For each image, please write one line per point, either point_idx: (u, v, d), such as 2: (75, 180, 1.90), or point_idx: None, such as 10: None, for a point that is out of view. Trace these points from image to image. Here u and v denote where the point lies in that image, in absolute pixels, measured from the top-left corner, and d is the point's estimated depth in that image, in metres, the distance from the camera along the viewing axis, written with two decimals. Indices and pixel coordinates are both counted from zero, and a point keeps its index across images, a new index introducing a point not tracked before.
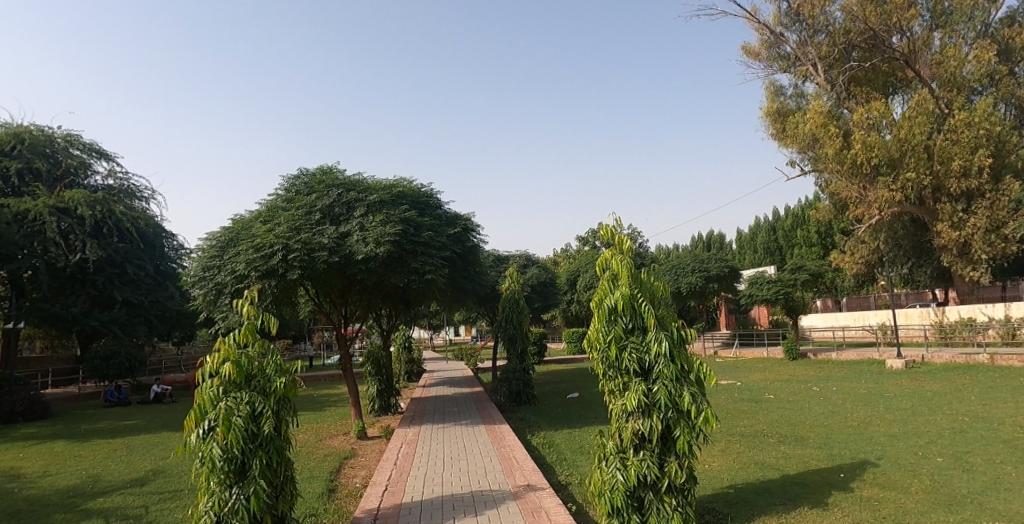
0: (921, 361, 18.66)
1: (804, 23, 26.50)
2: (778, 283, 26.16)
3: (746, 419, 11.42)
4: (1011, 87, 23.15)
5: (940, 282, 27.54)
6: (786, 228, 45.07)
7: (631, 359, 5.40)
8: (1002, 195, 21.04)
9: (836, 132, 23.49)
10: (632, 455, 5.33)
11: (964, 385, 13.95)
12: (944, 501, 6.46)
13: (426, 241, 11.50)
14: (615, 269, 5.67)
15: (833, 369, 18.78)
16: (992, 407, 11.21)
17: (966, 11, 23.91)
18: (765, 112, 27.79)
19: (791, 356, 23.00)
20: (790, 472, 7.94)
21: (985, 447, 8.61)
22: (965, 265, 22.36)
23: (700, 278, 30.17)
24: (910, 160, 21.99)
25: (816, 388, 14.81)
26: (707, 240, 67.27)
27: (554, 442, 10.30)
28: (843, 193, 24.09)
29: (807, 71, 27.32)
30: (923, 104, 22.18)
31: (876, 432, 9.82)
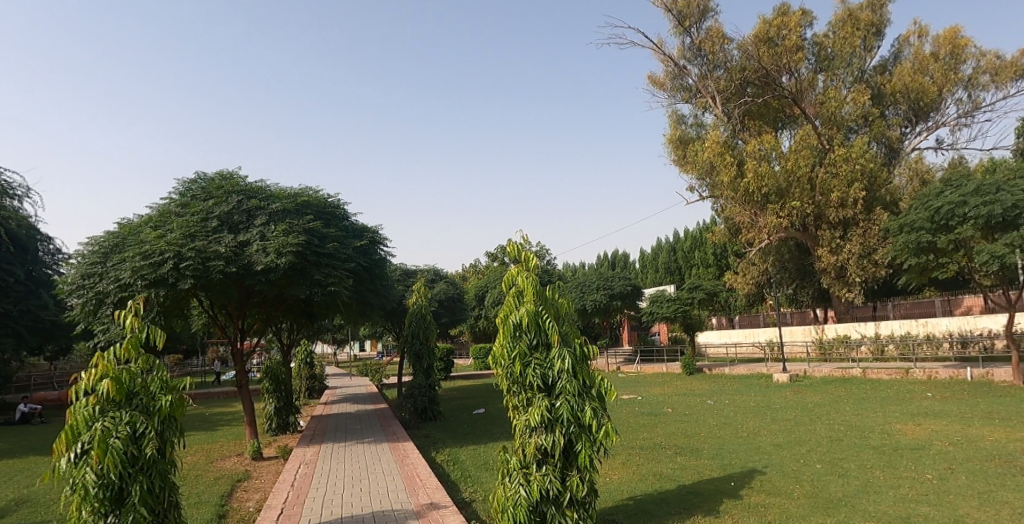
0: (803, 375, 20.11)
1: (704, 58, 28.26)
2: (677, 301, 27.43)
3: (646, 431, 11.84)
4: (881, 127, 25.52)
5: (820, 302, 29.87)
6: (685, 249, 47.50)
7: (534, 375, 5.44)
8: (873, 224, 23.10)
9: (731, 161, 25.10)
10: (535, 470, 5.38)
11: (839, 397, 15.16)
12: (822, 504, 6.96)
13: (331, 253, 11.16)
14: (520, 286, 5.72)
15: (725, 383, 19.86)
16: (863, 417, 12.25)
17: (846, 58, 26.34)
18: (668, 139, 29.25)
19: (688, 370, 24.12)
20: (685, 482, 8.28)
21: (857, 453, 9.38)
22: (841, 287, 24.38)
23: (605, 295, 31.13)
24: (796, 191, 23.86)
25: (710, 401, 15.60)
26: (613, 259, 69.64)
27: (459, 458, 10.22)
28: (737, 218, 25.73)
29: (707, 103, 28.99)
30: (807, 139, 24.24)
31: (763, 441, 10.46)
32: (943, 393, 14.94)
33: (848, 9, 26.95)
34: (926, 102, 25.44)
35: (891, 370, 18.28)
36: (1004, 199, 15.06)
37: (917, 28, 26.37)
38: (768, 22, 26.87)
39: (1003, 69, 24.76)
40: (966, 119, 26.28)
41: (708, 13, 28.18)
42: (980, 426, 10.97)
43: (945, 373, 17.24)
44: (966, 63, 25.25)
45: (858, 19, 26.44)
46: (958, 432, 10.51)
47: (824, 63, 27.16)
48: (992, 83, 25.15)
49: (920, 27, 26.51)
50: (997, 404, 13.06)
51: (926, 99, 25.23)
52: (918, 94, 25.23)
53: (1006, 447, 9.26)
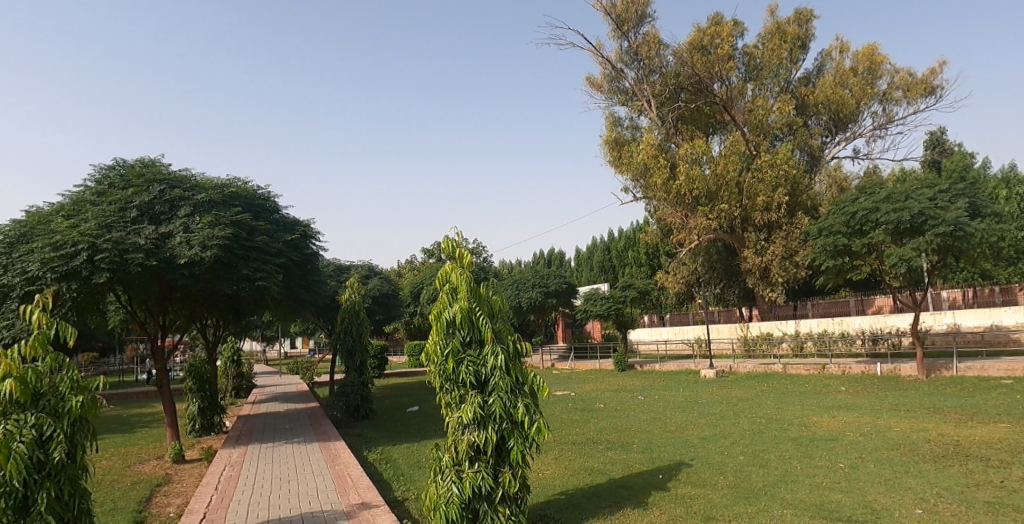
0: (729, 371, 20.95)
1: (641, 62, 28.98)
2: (610, 299, 28.00)
3: (578, 427, 12.03)
4: (804, 136, 26.83)
5: (745, 301, 31.18)
6: (619, 248, 48.59)
7: (467, 373, 5.44)
8: (796, 227, 24.29)
9: (664, 164, 25.88)
10: (467, 467, 5.35)
11: (761, 392, 15.88)
12: (744, 494, 7.27)
13: (260, 247, 10.79)
14: (454, 283, 5.69)
15: (655, 379, 20.43)
16: (782, 411, 12.88)
17: (773, 68, 27.58)
18: (604, 140, 29.84)
19: (620, 367, 24.68)
20: (615, 476, 8.47)
21: (777, 444, 9.86)
22: (765, 287, 25.54)
23: (540, 293, 31.44)
24: (725, 194, 24.90)
25: (640, 397, 16.01)
26: (549, 257, 70.38)
27: (391, 457, 10.10)
28: (668, 219, 26.47)
29: (641, 106, 29.74)
30: (736, 145, 25.23)
31: (690, 435, 10.84)
32: (855, 387, 15.87)
33: (776, 22, 28.24)
34: (845, 114, 26.93)
35: (809, 366, 19.30)
36: (911, 206, 16.18)
37: (839, 43, 27.87)
38: (702, 30, 27.82)
39: (915, 86, 26.53)
40: (880, 131, 27.99)
41: (645, 19, 28.90)
42: (888, 417, 11.73)
43: (858, 369, 18.35)
44: (881, 78, 26.91)
45: (785, 33, 27.75)
46: (868, 424, 11.19)
47: (753, 73, 28.36)
48: (904, 98, 26.91)
49: (841, 42, 28.06)
50: (902, 397, 14.00)
51: (845, 111, 26.72)
52: (838, 106, 26.68)
53: (910, 437, 9.95)
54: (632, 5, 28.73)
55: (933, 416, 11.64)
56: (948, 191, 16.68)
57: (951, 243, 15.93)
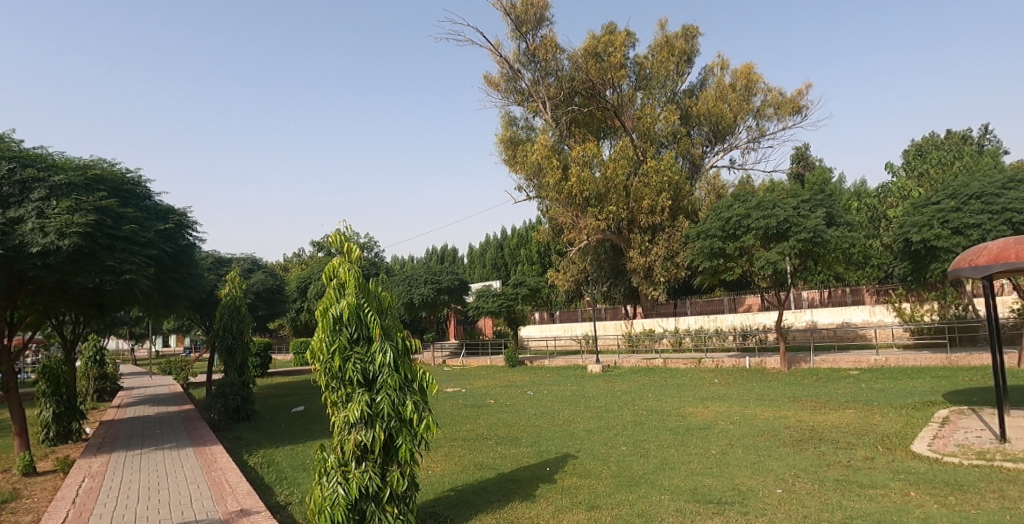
0: (614, 365, 21.95)
1: (538, 64, 29.74)
2: (502, 296, 28.42)
3: (469, 423, 12.12)
4: (687, 145, 28.55)
5: (630, 299, 32.78)
6: (512, 246, 49.44)
7: (354, 370, 5.32)
8: (677, 230, 25.87)
9: (557, 165, 26.72)
10: (354, 467, 5.25)
11: (641, 385, 16.79)
12: (625, 483, 7.68)
13: (128, 236, 9.99)
14: (342, 278, 5.53)
15: (544, 375, 20.99)
16: (661, 402, 13.71)
17: (661, 79, 29.19)
18: (500, 139, 30.44)
19: (511, 363, 25.13)
20: (504, 470, 8.65)
21: (656, 434, 10.51)
22: (648, 286, 26.99)
23: (432, 289, 31.29)
24: (613, 196, 25.95)
25: (530, 392, 16.41)
26: (442, 253, 70.19)
27: (274, 460, 9.69)
28: (560, 218, 27.29)
29: (537, 107, 30.42)
30: (625, 150, 26.46)
31: (576, 428, 11.28)
32: (726, 379, 17.17)
33: (665, 36, 29.84)
34: (724, 127, 28.97)
35: (686, 360, 20.65)
36: (779, 213, 17.74)
37: (720, 61, 29.94)
38: (596, 38, 28.85)
39: (784, 105, 29.07)
40: (754, 144, 30.39)
41: (544, 22, 29.58)
42: (753, 407, 12.81)
43: (729, 362, 19.89)
44: (756, 96, 29.25)
45: (673, 46, 29.38)
46: (736, 413, 12.16)
47: (643, 82, 29.81)
48: (775, 115, 29.39)
49: (722, 60, 30.16)
50: (766, 388, 15.35)
51: (723, 123, 28.76)
52: (717, 119, 28.69)
53: (772, 424, 10.94)
54: (531, 8, 29.29)
55: (791, 405, 12.85)
56: (809, 201, 18.43)
57: (811, 248, 17.68)
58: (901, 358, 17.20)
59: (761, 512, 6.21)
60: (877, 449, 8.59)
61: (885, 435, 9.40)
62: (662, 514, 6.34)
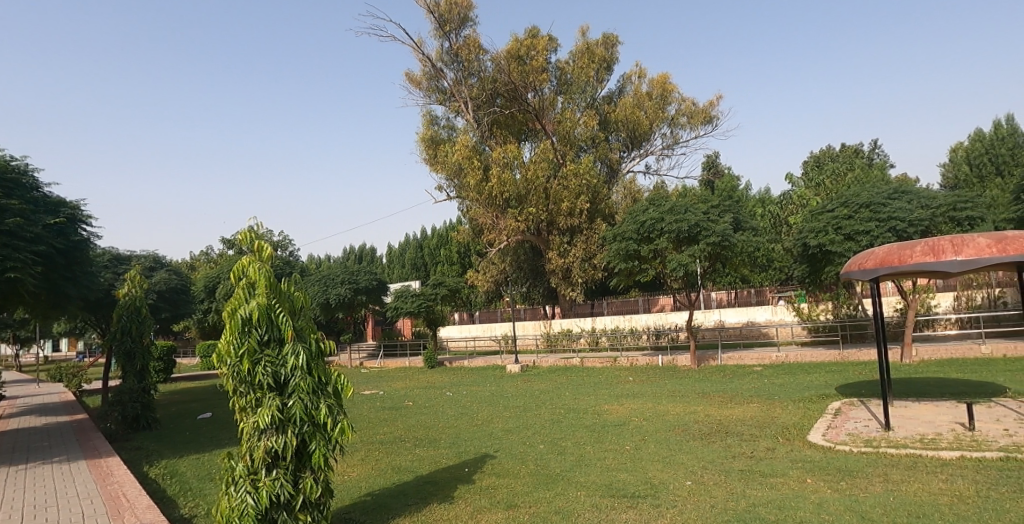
0: (532, 365, 22.28)
1: (460, 64, 29.77)
2: (421, 297, 28.19)
3: (387, 426, 11.96)
4: (605, 150, 29.37)
5: (549, 300, 33.37)
6: (432, 246, 49.14)
7: (264, 374, 5.13)
8: (594, 233, 26.60)
9: (478, 165, 26.87)
10: (264, 475, 5.07)
11: (559, 384, 17.14)
12: (543, 481, 7.83)
13: (11, 231, 9.16)
14: (251, 277, 5.32)
15: (463, 375, 21.01)
16: (577, 400, 14.06)
17: (581, 85, 29.91)
18: (420, 138, 30.39)
19: (430, 364, 24.99)
20: (423, 472, 8.60)
21: (573, 432, 10.78)
22: (566, 287, 27.56)
23: (349, 290, 30.57)
24: (533, 198, 26.34)
25: (449, 393, 16.38)
26: (360, 251, 68.72)
27: (179, 471, 9.18)
28: (480, 219, 27.39)
29: (458, 107, 30.39)
30: (545, 153, 26.93)
31: (495, 428, 11.38)
32: (639, 377, 17.83)
33: (586, 43, 30.58)
34: (640, 133, 30.03)
35: (602, 359, 21.27)
36: (689, 218, 18.60)
37: (638, 69, 31.01)
38: (519, 41, 29.17)
39: (696, 114, 30.49)
40: (668, 151, 31.67)
41: (467, 22, 29.61)
42: (663, 403, 13.38)
43: (643, 360, 20.64)
44: (671, 104, 30.51)
45: (593, 53, 30.15)
46: (649, 409, 12.65)
47: (563, 87, 30.41)
48: (688, 124, 30.76)
49: (640, 69, 31.25)
50: (676, 384, 16.05)
51: (639, 130, 29.82)
52: (634, 125, 29.71)
53: (682, 419, 11.48)
54: (455, 7, 29.25)
55: (699, 400, 13.51)
56: (718, 206, 19.43)
57: (719, 251, 18.69)
58: (799, 355, 18.48)
59: (672, 504, 6.51)
60: (778, 440, 9.20)
61: (785, 427, 10.07)
62: (578, 510, 6.51)
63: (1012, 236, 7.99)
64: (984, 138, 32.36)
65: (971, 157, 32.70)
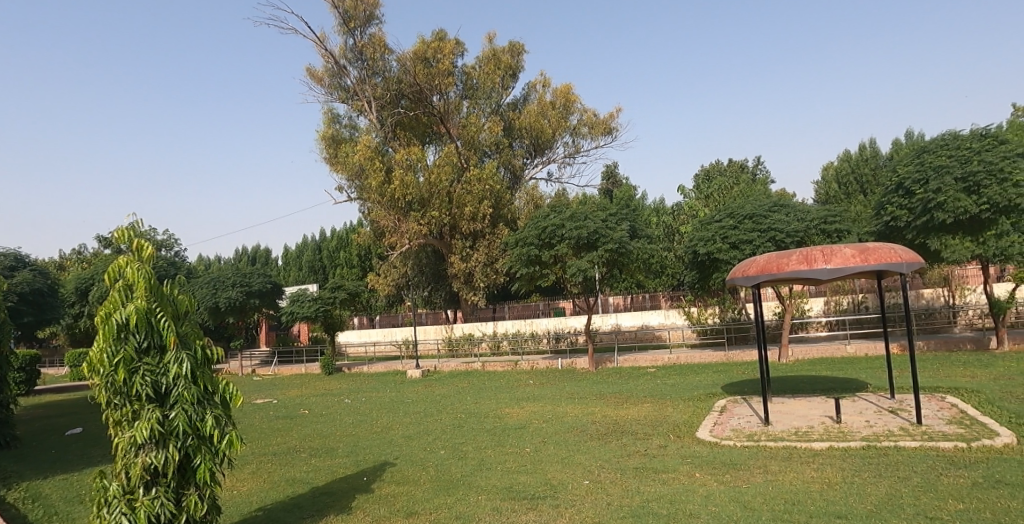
0: (433, 370, 22.10)
1: (364, 62, 29.10)
2: (319, 301, 27.15)
3: (281, 436, 11.38)
4: (508, 156, 29.75)
5: (451, 304, 33.28)
6: (331, 248, 47.53)
7: (143, 384, 4.69)
8: (496, 237, 26.82)
9: (380, 167, 26.40)
10: (142, 494, 4.64)
11: (460, 388, 17.09)
12: (443, 486, 7.74)
13: None
14: (130, 279, 4.84)
15: (362, 382, 20.45)
16: (479, 405, 14.09)
17: (487, 90, 30.13)
18: (321, 136, 29.41)
19: (327, 370, 24.13)
20: (318, 483, 8.25)
21: (474, 436, 10.78)
22: (468, 291, 27.54)
23: (240, 293, 28.88)
24: (436, 202, 26.14)
25: (347, 400, 15.88)
26: (253, 253, 65.21)
27: (40, 493, 8.24)
28: (381, 221, 26.86)
29: (362, 107, 29.66)
30: (449, 157, 26.85)
31: (395, 434, 11.14)
32: (539, 380, 18.14)
33: (493, 49, 30.78)
34: (543, 141, 30.63)
35: (503, 363, 21.46)
36: (589, 225, 19.23)
37: (542, 79, 31.64)
38: (426, 43, 28.94)
39: (597, 125, 31.54)
40: (569, 159, 32.54)
41: (373, 20, 28.99)
42: (563, 405, 13.69)
43: (543, 364, 21.03)
44: (573, 114, 31.34)
45: (499, 60, 30.39)
46: (548, 412, 12.87)
47: (469, 91, 30.48)
48: (589, 134, 31.78)
49: (544, 78, 31.89)
50: (575, 387, 16.48)
51: (542, 137, 30.43)
52: (537, 133, 30.30)
53: (580, 420, 11.80)
54: (360, 4, 28.59)
55: (596, 401, 13.94)
56: (615, 214, 20.20)
57: (616, 257, 19.46)
58: (689, 356, 19.55)
59: (570, 504, 6.64)
60: (669, 437, 9.66)
61: (675, 424, 10.60)
62: (479, 514, 6.50)
63: (873, 247, 8.84)
64: (850, 159, 35.77)
65: (838, 175, 36.05)
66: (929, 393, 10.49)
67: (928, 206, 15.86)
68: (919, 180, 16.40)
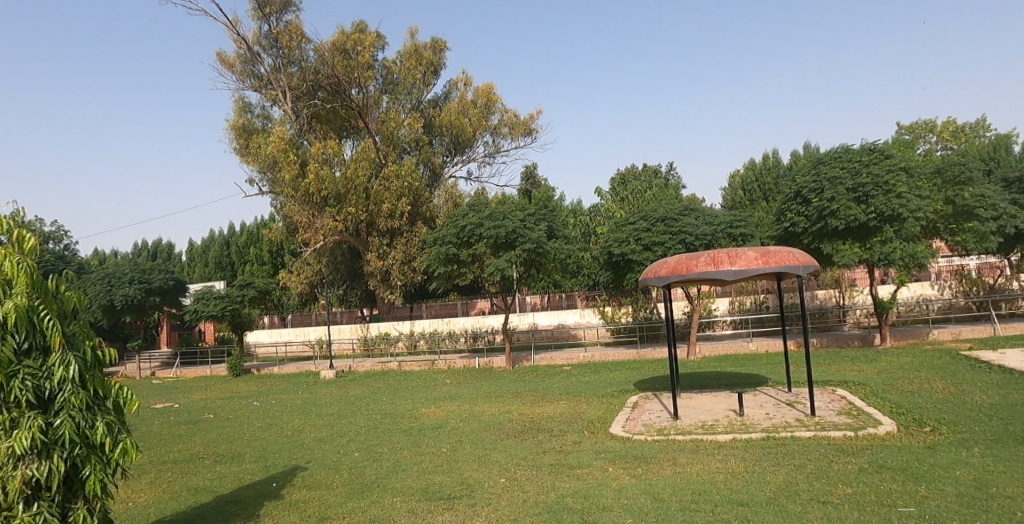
0: (348, 370, 21.50)
1: (279, 50, 27.99)
2: (226, 299, 25.75)
3: (182, 443, 10.69)
4: (428, 154, 29.46)
5: (366, 302, 32.62)
6: (240, 243, 45.27)
7: (22, 389, 4.22)
8: (415, 236, 26.46)
9: (294, 160, 25.43)
10: (21, 511, 4.19)
11: (377, 389, 16.74)
12: (357, 490, 7.54)
13: None
14: (8, 273, 4.32)
15: (273, 383, 19.61)
16: (395, 405, 13.86)
17: (407, 86, 29.69)
18: (230, 126, 27.99)
19: (234, 372, 22.93)
20: (224, 491, 7.82)
21: (391, 437, 10.57)
22: (385, 290, 27.04)
23: (139, 290, 26.89)
24: (352, 197, 25.47)
25: (256, 402, 15.17)
26: (153, 247, 60.96)
27: None
28: (295, 217, 25.92)
29: (276, 96, 28.46)
30: (366, 152, 26.25)
31: (307, 437, 10.75)
32: (457, 379, 18.07)
33: (415, 44, 30.39)
34: (463, 140, 30.53)
35: (420, 363, 21.22)
36: (507, 224, 19.35)
37: (464, 77, 31.53)
38: (345, 34, 28.18)
39: (517, 126, 31.79)
40: (489, 159, 32.63)
41: (290, 7, 27.89)
42: (480, 404, 13.71)
43: (460, 363, 20.97)
44: (494, 114, 31.41)
45: (421, 56, 30.03)
46: (466, 410, 12.85)
47: (389, 86, 29.94)
48: (509, 134, 31.99)
49: (466, 77, 31.81)
50: (493, 385, 16.56)
51: (463, 136, 30.32)
52: (458, 131, 30.16)
53: (498, 418, 11.87)
54: None
55: (513, 400, 14.04)
56: (534, 215, 20.42)
57: (533, 257, 19.73)
58: (604, 354, 20.11)
59: (486, 502, 6.66)
60: (584, 433, 9.90)
61: (589, 421, 10.87)
62: (394, 516, 6.38)
63: (773, 251, 9.45)
64: (754, 168, 37.94)
65: (744, 183, 38.19)
66: (821, 387, 11.32)
67: (823, 213, 17.19)
68: (814, 190, 17.65)
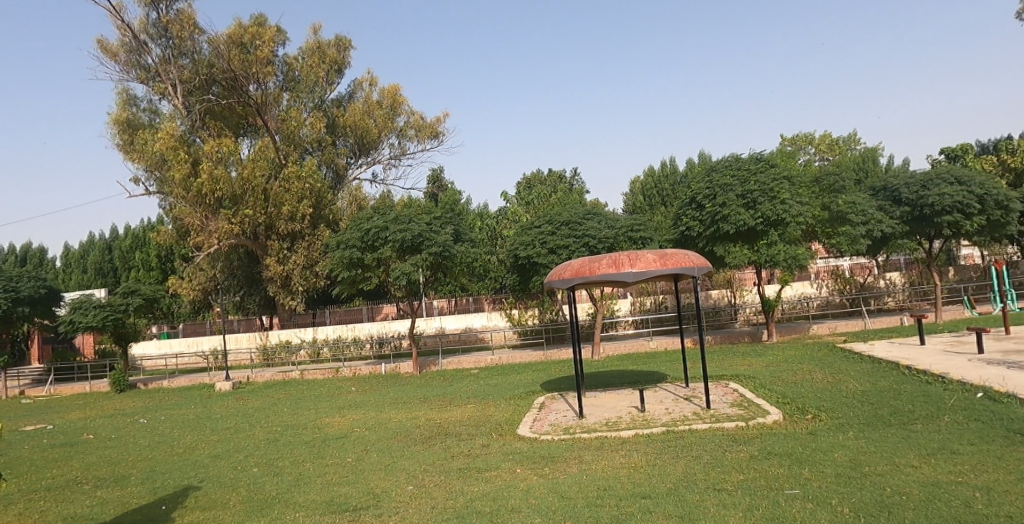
0: (246, 381, 20.30)
1: (169, 41, 26.17)
2: (107, 308, 23.58)
3: (55, 467, 9.61)
4: (331, 155, 28.50)
5: (266, 309, 31.00)
6: (123, 248, 41.71)
7: None
8: (316, 239, 25.44)
9: (185, 158, 23.77)
10: None
11: (278, 400, 15.88)
12: (256, 507, 7.06)
13: None
14: None
15: (162, 398, 18.17)
16: (297, 416, 13.20)
17: (310, 84, 28.58)
18: (111, 120, 25.76)
19: (117, 387, 21.03)
20: (104, 518, 7.08)
21: (292, 450, 10.02)
22: (285, 296, 25.84)
23: (4, 300, 24.04)
24: (249, 199, 24.18)
25: (142, 419, 13.96)
26: (19, 252, 54.76)
27: None
28: (186, 219, 24.28)
29: (165, 90, 26.55)
30: (264, 152, 24.98)
31: (200, 454, 9.99)
32: (363, 387, 17.53)
33: (318, 41, 29.34)
34: (368, 141, 29.73)
35: (324, 371, 20.41)
36: (413, 228, 19.00)
37: (369, 77, 30.79)
38: (243, 27, 26.68)
39: (423, 129, 31.42)
40: (395, 161, 32.06)
41: None
42: (388, 411, 13.32)
43: (366, 369, 20.36)
44: (400, 116, 30.89)
45: (324, 54, 29.04)
46: (371, 419, 12.44)
47: (290, 84, 28.74)
48: (415, 137, 31.53)
49: (371, 77, 31.08)
50: (401, 391, 16.20)
51: (368, 137, 29.55)
52: (363, 132, 29.36)
53: (405, 425, 11.58)
54: None
55: (421, 405, 13.77)
56: (440, 218, 20.24)
57: (440, 261, 19.54)
58: (512, 357, 20.20)
59: (394, 512, 6.42)
60: (492, 436, 9.84)
61: (497, 424, 10.84)
62: None
63: (671, 253, 9.83)
64: (653, 175, 39.62)
65: (644, 189, 39.80)
66: (715, 381, 11.92)
67: (715, 218, 18.20)
68: (708, 196, 18.64)
